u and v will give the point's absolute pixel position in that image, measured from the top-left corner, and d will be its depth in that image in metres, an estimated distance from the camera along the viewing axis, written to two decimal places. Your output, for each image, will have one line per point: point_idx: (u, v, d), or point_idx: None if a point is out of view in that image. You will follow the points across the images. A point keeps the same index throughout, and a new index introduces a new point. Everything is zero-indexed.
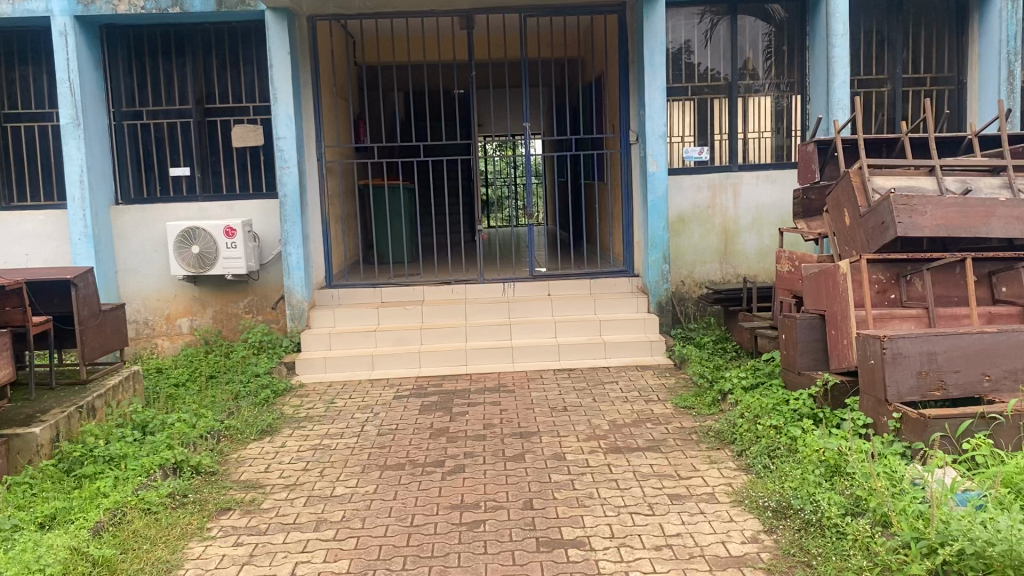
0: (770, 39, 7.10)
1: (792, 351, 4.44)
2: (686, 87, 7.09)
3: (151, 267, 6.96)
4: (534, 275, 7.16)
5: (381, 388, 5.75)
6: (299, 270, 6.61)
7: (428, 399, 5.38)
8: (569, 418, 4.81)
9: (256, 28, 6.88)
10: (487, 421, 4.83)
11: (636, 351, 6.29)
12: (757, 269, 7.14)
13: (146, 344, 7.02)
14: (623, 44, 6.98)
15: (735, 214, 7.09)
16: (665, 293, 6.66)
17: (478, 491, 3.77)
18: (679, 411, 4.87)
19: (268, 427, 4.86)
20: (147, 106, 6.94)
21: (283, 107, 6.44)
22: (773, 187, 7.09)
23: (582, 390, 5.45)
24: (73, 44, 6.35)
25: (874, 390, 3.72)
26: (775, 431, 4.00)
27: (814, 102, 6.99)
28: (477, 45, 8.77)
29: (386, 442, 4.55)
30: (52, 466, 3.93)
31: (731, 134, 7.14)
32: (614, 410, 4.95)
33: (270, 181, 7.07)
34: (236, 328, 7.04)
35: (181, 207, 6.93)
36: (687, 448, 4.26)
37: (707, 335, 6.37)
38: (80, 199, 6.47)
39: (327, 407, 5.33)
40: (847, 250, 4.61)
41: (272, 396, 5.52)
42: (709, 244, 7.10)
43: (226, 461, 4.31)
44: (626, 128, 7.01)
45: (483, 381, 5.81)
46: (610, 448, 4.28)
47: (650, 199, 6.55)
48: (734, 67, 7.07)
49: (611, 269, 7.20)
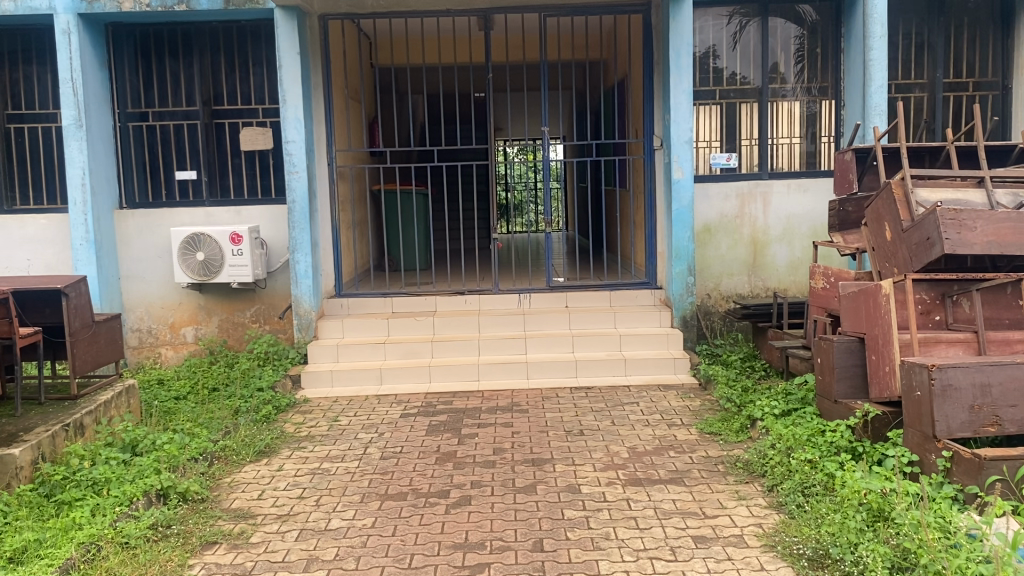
0: (802, 42, 6.75)
1: (828, 376, 4.08)
2: (714, 90, 6.78)
3: (156, 274, 6.73)
4: (552, 285, 6.86)
5: (388, 405, 5.46)
6: (307, 278, 6.33)
7: (437, 418, 5.09)
8: (586, 443, 4.50)
9: (267, 27, 6.65)
10: (497, 445, 4.52)
11: (659, 369, 5.96)
12: (788, 283, 6.78)
13: (149, 353, 6.79)
14: (647, 44, 6.67)
15: (765, 224, 6.74)
16: (690, 307, 6.31)
17: (484, 527, 3.46)
18: (704, 438, 4.55)
19: (267, 448, 4.59)
20: (153, 107, 6.72)
21: (292, 109, 6.19)
22: (806, 197, 6.73)
23: (599, 411, 5.13)
24: (77, 42, 6.13)
25: (920, 425, 3.37)
26: (809, 466, 3.67)
27: (849, 108, 6.63)
28: (496, 46, 8.49)
29: (389, 467, 4.25)
30: (30, 491, 3.68)
31: (761, 140, 6.80)
32: (634, 435, 4.63)
33: (279, 186, 6.81)
34: (242, 338, 6.80)
35: (187, 212, 6.69)
36: (713, 482, 3.93)
37: (734, 353, 6.04)
38: (81, 203, 6.26)
39: (330, 425, 5.05)
40: (888, 267, 4.26)
41: (274, 412, 5.26)
42: (737, 256, 6.76)
43: (218, 487, 4.04)
44: (650, 134, 6.70)
45: (495, 399, 5.50)
46: (629, 480, 3.96)
47: (675, 208, 6.22)
48: (765, 71, 6.74)
49: (633, 281, 6.88)
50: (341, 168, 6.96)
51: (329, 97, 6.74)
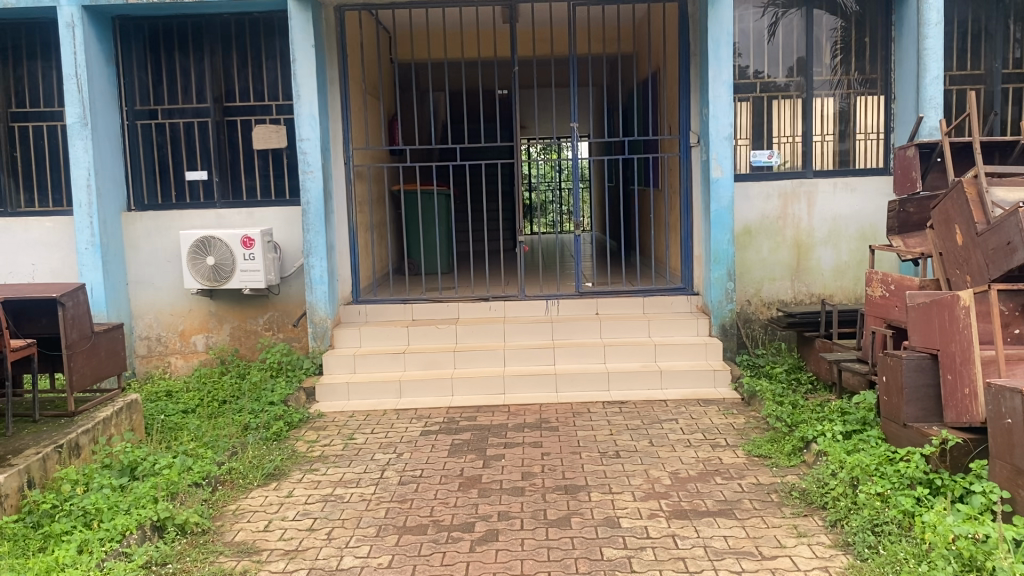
0: (848, 33, 6.30)
1: (895, 398, 3.65)
2: (754, 84, 6.35)
3: (165, 280, 6.41)
4: (581, 291, 6.47)
5: (408, 421, 5.09)
6: (322, 284, 5.98)
7: (460, 436, 4.72)
8: (623, 468, 4.11)
9: (280, 19, 6.32)
10: (526, 469, 4.13)
11: (697, 382, 5.55)
12: (833, 288, 6.35)
13: (158, 363, 6.49)
14: (683, 35, 6.27)
15: (809, 225, 6.31)
16: (729, 315, 5.89)
17: (513, 570, 3.08)
18: (753, 462, 4.15)
19: (276, 470, 4.24)
20: (162, 105, 6.41)
21: (307, 105, 5.84)
22: (854, 197, 6.29)
23: (635, 430, 4.73)
24: (81, 36, 5.83)
25: (1011, 457, 2.94)
26: (880, 500, 3.25)
27: (901, 101, 6.16)
28: (522, 40, 8.12)
29: (408, 494, 3.87)
30: (14, 523, 3.34)
31: (805, 137, 6.37)
32: (676, 459, 4.23)
33: (294, 188, 6.47)
34: (254, 347, 6.48)
35: (197, 215, 6.37)
36: (767, 514, 3.52)
37: (778, 365, 5.63)
38: (86, 206, 5.96)
39: (345, 444, 4.68)
40: (959, 275, 3.82)
41: (286, 429, 4.91)
42: (780, 259, 6.33)
43: (221, 516, 3.69)
44: (686, 130, 6.29)
45: (522, 415, 5.11)
46: (673, 512, 3.56)
47: (714, 209, 5.80)
48: (810, 63, 6.31)
49: (668, 287, 6.47)
50: (359, 168, 6.61)
51: (345, 94, 6.40)
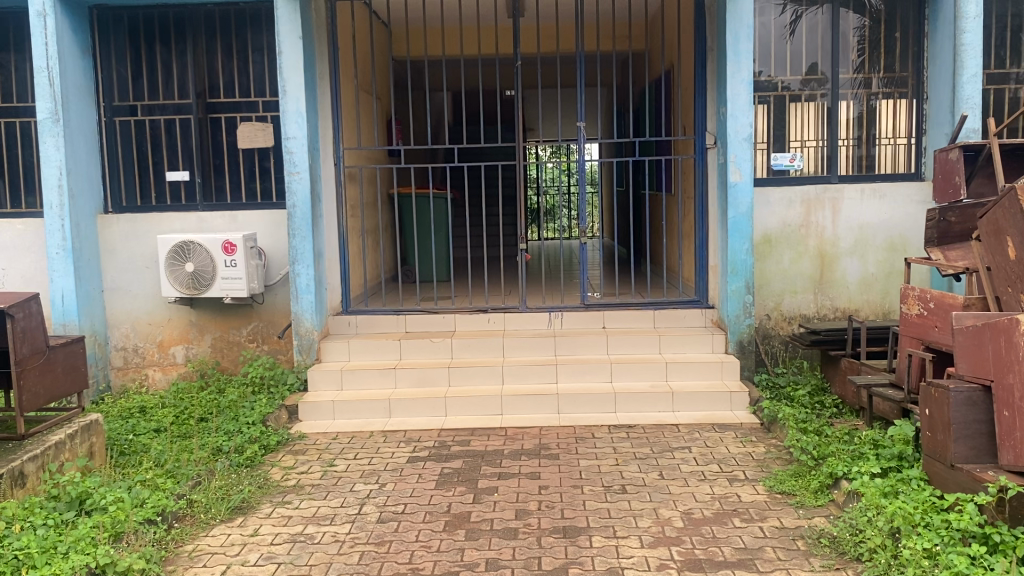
0: (879, 28, 5.84)
1: (940, 434, 3.19)
2: (776, 82, 5.90)
3: (143, 287, 6.01)
4: (586, 302, 6.02)
5: (395, 445, 4.66)
6: (309, 293, 5.56)
7: (450, 464, 4.28)
8: (630, 507, 3.66)
9: (269, 10, 5.94)
10: (520, 507, 3.68)
11: (712, 404, 5.10)
12: (859, 302, 5.89)
13: (135, 375, 6.09)
14: (700, 28, 5.83)
15: (834, 235, 5.85)
16: (747, 330, 5.44)
17: None
18: (774, 500, 3.71)
19: (243, 504, 3.81)
20: (142, 100, 6.02)
21: (294, 102, 5.43)
22: (882, 204, 5.82)
23: (643, 459, 4.29)
24: (53, 26, 5.44)
25: None
26: (927, 558, 2.79)
27: (934, 101, 5.70)
28: (528, 36, 7.70)
29: (387, 535, 3.44)
30: None
31: (830, 141, 5.92)
32: (689, 495, 3.78)
33: (281, 190, 6.07)
34: (237, 360, 6.07)
35: (178, 218, 5.97)
36: (793, 567, 3.07)
37: (800, 387, 5.18)
38: (58, 207, 5.55)
39: (324, 472, 4.25)
40: (1011, 293, 3.37)
41: (261, 453, 4.50)
42: (802, 271, 5.87)
43: (173, 560, 3.27)
44: (702, 131, 5.85)
45: (520, 440, 4.67)
46: (686, 563, 3.12)
47: (731, 216, 5.35)
48: (837, 61, 5.86)
49: (680, 299, 6.02)
50: (351, 168, 6.20)
51: (336, 90, 5.99)
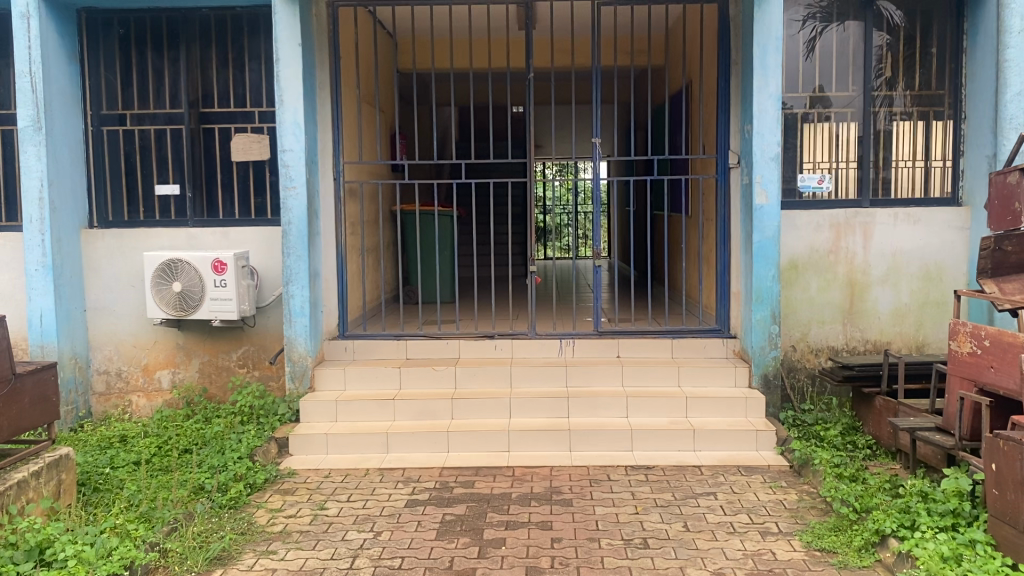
0: (914, 43, 5.51)
1: (1012, 493, 2.81)
2: (804, 98, 5.55)
3: (128, 306, 5.65)
4: (599, 329, 5.65)
5: (392, 485, 4.28)
6: (303, 316, 5.20)
7: (452, 510, 3.90)
8: (653, 566, 3.27)
9: (267, 15, 5.62)
10: (531, 564, 3.30)
11: (736, 444, 4.73)
12: (891, 334, 5.52)
13: (118, 401, 5.72)
14: (723, 40, 5.50)
15: (865, 262, 5.48)
16: (772, 362, 5.07)
17: None
18: (814, 560, 3.33)
19: (222, 554, 3.44)
20: (132, 109, 5.68)
21: (291, 112, 5.08)
22: (916, 229, 5.46)
23: (665, 507, 3.91)
24: (37, 28, 5.11)
25: None
26: None
27: (973, 121, 5.35)
28: (540, 48, 7.38)
29: None
30: None
31: (861, 162, 5.57)
32: (718, 552, 3.40)
33: (276, 205, 5.71)
34: (226, 386, 5.71)
35: (166, 234, 5.62)
36: None
37: (830, 425, 4.80)
38: (38, 221, 5.20)
39: (314, 516, 3.87)
40: None
41: (246, 494, 4.12)
42: (831, 300, 5.50)
43: None
44: (725, 150, 5.50)
45: (529, 482, 4.29)
46: None
47: (757, 241, 5.00)
48: (868, 79, 5.51)
49: (700, 327, 5.64)
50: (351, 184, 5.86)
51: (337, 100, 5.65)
